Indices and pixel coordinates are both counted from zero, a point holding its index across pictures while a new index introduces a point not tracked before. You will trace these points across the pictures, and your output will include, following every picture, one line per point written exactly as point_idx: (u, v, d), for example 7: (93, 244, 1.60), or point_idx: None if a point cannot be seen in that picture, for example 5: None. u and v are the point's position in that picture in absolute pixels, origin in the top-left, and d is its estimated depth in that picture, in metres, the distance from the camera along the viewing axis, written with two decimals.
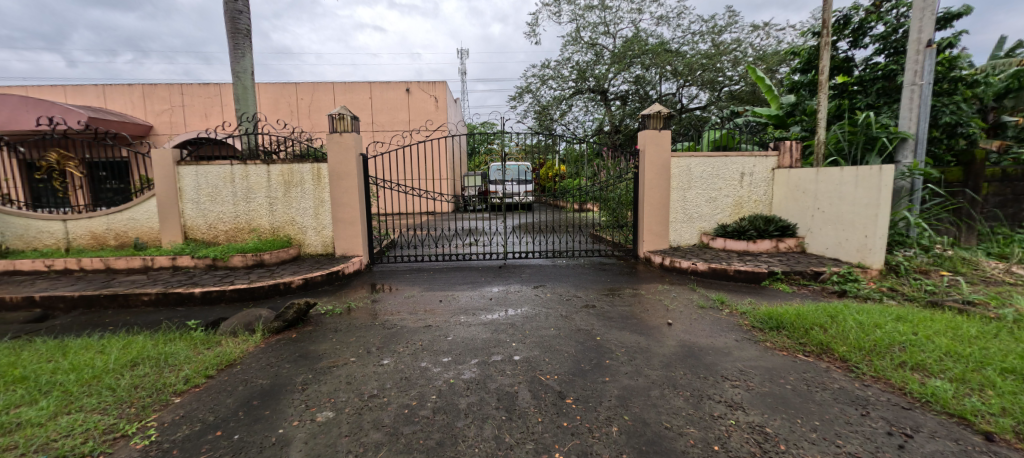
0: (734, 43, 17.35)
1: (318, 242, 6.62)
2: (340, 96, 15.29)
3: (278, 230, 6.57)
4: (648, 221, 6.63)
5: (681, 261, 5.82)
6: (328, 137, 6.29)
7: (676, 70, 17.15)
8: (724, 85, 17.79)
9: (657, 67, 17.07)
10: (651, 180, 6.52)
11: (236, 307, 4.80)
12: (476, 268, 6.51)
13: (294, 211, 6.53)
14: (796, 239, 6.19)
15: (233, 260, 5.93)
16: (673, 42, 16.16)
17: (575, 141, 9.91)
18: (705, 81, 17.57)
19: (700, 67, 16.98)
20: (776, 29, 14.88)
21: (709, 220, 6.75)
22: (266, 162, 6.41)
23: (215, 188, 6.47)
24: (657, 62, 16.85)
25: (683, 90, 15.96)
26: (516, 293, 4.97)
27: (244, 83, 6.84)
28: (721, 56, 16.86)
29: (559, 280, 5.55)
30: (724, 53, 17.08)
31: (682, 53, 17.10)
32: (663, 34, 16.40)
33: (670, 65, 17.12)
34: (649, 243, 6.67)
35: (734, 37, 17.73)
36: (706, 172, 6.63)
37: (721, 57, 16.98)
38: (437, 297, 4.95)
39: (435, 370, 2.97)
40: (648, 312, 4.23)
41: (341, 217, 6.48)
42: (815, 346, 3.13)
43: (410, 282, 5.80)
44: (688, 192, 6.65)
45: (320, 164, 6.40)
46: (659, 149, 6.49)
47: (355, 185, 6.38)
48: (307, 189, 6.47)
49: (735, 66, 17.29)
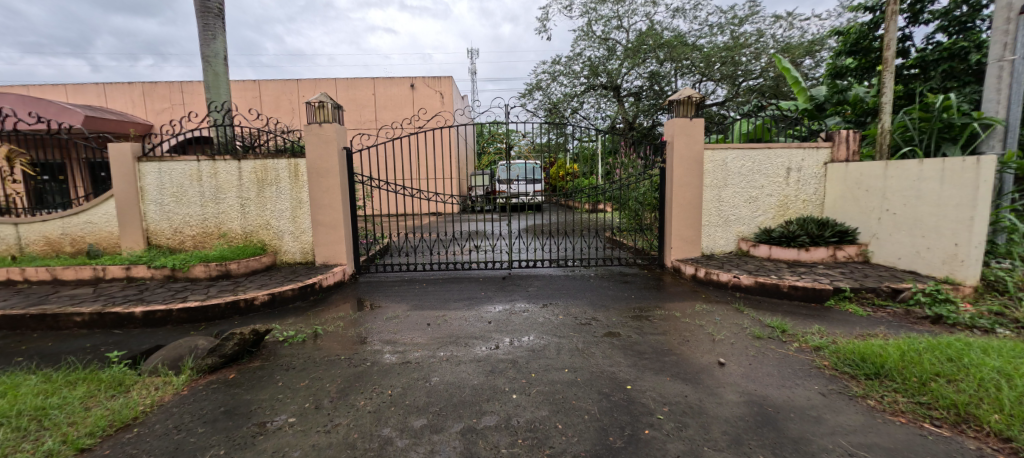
0: (756, 35, 16.19)
1: (297, 248, 5.78)
2: (342, 93, 14.59)
3: (251, 235, 5.74)
4: (676, 225, 5.66)
5: (719, 274, 4.85)
6: (308, 129, 5.47)
7: (694, 63, 16.06)
8: (745, 79, 16.62)
9: (674, 61, 16.04)
10: (681, 176, 5.57)
11: (182, 331, 3.96)
12: (476, 279, 5.59)
13: (269, 213, 5.71)
14: (857, 247, 5.18)
15: (195, 270, 5.10)
16: (691, 34, 15.13)
17: (587, 137, 8.99)
18: (724, 75, 16.43)
19: (719, 60, 15.87)
20: (803, 19, 13.71)
21: (749, 224, 5.76)
22: (237, 157, 5.61)
23: (180, 188, 5.69)
24: (673, 55, 15.82)
25: (702, 85, 14.90)
26: (522, 316, 4.05)
27: (216, 68, 6.05)
28: (742, 49, 15.75)
29: (573, 296, 4.61)
30: (745, 45, 15.94)
31: (700, 46, 16.02)
32: (679, 25, 15.35)
33: (687, 59, 16.05)
34: (678, 250, 5.70)
35: (757, 29, 16.60)
36: (745, 167, 5.66)
37: (742, 49, 15.84)
38: (423, 320, 4.05)
39: (401, 444, 2.09)
40: (689, 345, 3.28)
41: (321, 220, 5.63)
42: (947, 411, 2.21)
43: (397, 297, 4.92)
44: (724, 190, 5.68)
45: (299, 160, 5.58)
46: (690, 141, 5.53)
47: (336, 183, 5.54)
48: (284, 189, 5.65)
49: (757, 58, 16.13)
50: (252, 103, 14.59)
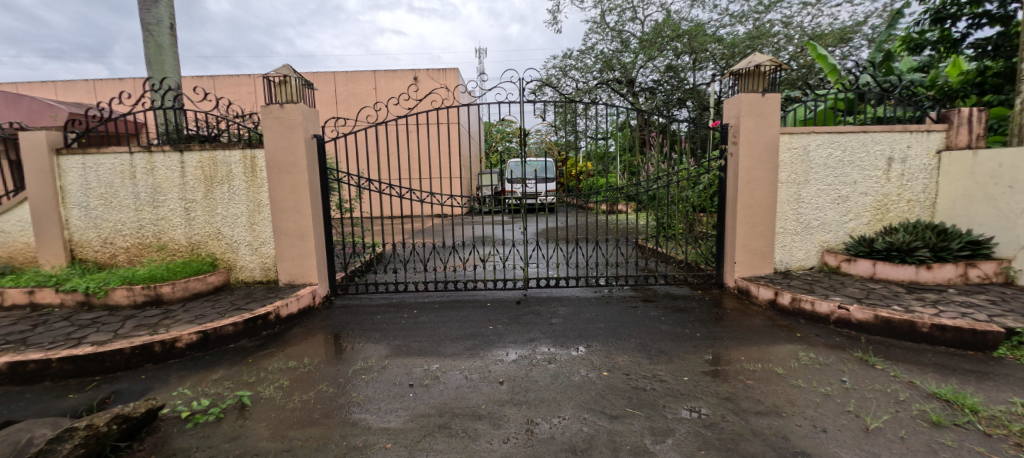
0: (782, 24, 14.75)
1: (255, 264, 4.53)
2: (340, 88, 13.48)
3: (198, 247, 4.52)
4: (743, 234, 4.34)
5: (814, 303, 3.55)
6: (266, 112, 4.25)
7: (716, 55, 14.66)
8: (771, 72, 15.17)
9: (695, 53, 14.62)
10: (748, 168, 4.25)
11: (59, 394, 2.75)
12: (483, 305, 4.30)
13: (220, 219, 4.48)
14: (995, 263, 3.85)
15: (115, 296, 3.89)
16: (714, 22, 13.74)
17: (602, 136, 7.68)
18: None
19: (744, 51, 14.44)
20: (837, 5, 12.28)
21: (836, 232, 4.45)
22: (179, 149, 4.41)
23: (109, 188, 4.51)
24: (693, 47, 14.42)
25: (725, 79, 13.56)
26: (547, 373, 2.76)
27: (159, 39, 4.86)
28: (769, 38, 14.33)
29: (616, 336, 3.32)
30: (771, 35, 14.52)
31: (722, 37, 14.65)
32: (700, 13, 13.98)
33: (709, 51, 14.64)
34: (747, 265, 4.38)
35: (784, 18, 15.20)
36: (831, 158, 4.35)
37: (769, 39, 14.40)
38: (404, 377, 2.78)
39: None
40: (831, 442, 1.99)
41: (284, 228, 4.39)
42: None
43: (377, 333, 3.66)
44: (805, 187, 4.36)
45: (256, 151, 4.36)
46: (761, 122, 4.22)
47: (303, 180, 4.31)
48: (237, 188, 4.42)
49: (784, 50, 14.70)
50: (245, 98, 13.52)
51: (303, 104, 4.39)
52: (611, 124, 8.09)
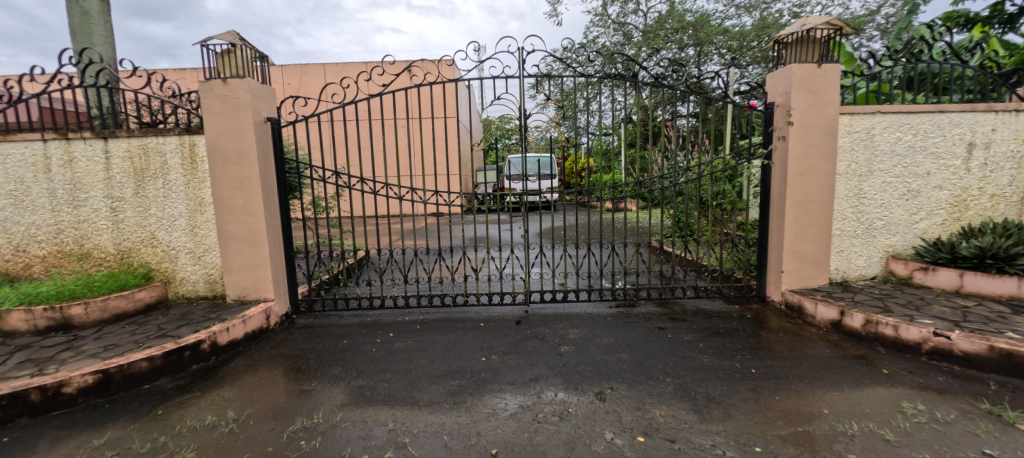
0: (790, 15, 13.95)
1: (198, 275, 3.73)
2: (328, 81, 12.68)
3: (128, 255, 3.72)
4: (793, 237, 3.54)
5: (899, 327, 2.77)
6: (206, 89, 3.44)
7: (722, 48, 13.84)
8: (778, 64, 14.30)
9: (700, 45, 13.80)
10: (801, 157, 3.46)
11: None
12: (475, 326, 3.50)
13: (155, 222, 3.68)
14: None
15: (10, 319, 3.08)
16: (721, 11, 12.91)
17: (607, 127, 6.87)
18: (756, 60, 14.09)
19: (751, 43, 13.63)
20: None
21: (904, 234, 3.66)
22: (103, 136, 3.59)
23: (19, 184, 3.68)
24: (698, 39, 13.59)
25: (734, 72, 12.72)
26: (558, 437, 1.97)
27: (84, 5, 4.04)
28: (779, 28, 13.49)
29: (647, 375, 2.52)
30: (779, 26, 13.69)
31: (728, 29, 13.84)
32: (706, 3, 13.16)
33: (715, 44, 13.82)
34: (797, 275, 3.58)
35: (794, 8, 14.33)
36: (900, 143, 3.57)
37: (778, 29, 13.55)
38: (358, 444, 1.98)
39: None
40: None
41: (229, 232, 3.59)
42: None
43: (336, 368, 2.85)
44: (867, 180, 3.58)
45: (196, 137, 3.56)
46: (817, 99, 3.41)
47: (252, 173, 3.50)
48: (175, 182, 3.62)
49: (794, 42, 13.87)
50: None
51: (254, 79, 3.58)
52: (615, 117, 7.29)
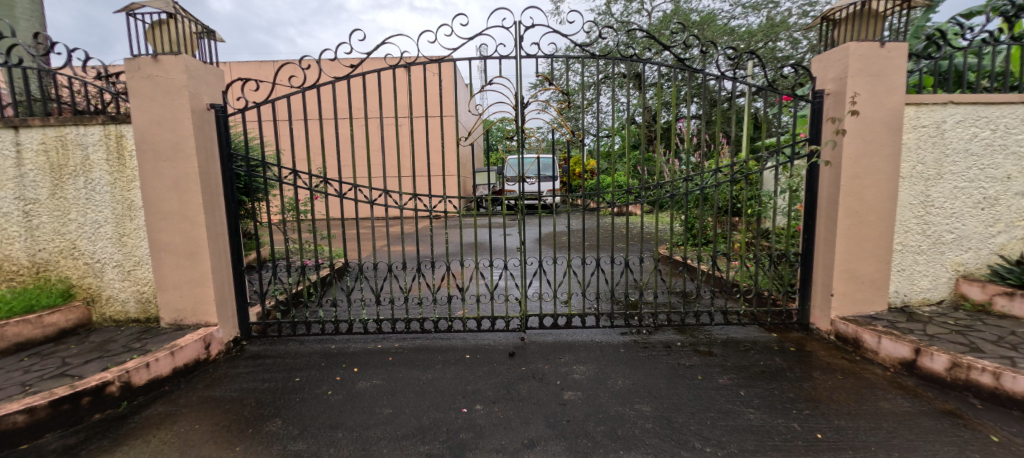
0: (801, 14, 13.30)
1: (128, 293, 3.11)
2: None
3: (44, 269, 3.09)
4: (846, 254, 2.92)
5: (1000, 375, 2.14)
6: (133, 69, 2.81)
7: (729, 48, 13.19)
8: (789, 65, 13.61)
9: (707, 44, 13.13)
10: (858, 155, 2.83)
11: None
12: (460, 358, 2.88)
13: (76, 229, 3.06)
14: None
15: None
16: (729, 8, 12.27)
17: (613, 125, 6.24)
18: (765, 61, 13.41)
19: (759, 43, 12.96)
20: None
21: (978, 250, 3.03)
22: (12, 124, 2.97)
23: None
24: (705, 37, 12.92)
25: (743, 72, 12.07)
26: None
27: None
28: (789, 28, 12.82)
29: (679, 443, 1.90)
30: (789, 25, 13.04)
31: (736, 27, 13.18)
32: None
33: (722, 43, 13.17)
34: (850, 299, 2.96)
35: (804, 6, 13.68)
36: (976, 141, 2.94)
37: (788, 28, 12.89)
38: None
39: None
40: None
41: (163, 242, 2.96)
42: None
43: (275, 420, 2.23)
44: (935, 184, 2.95)
45: (124, 127, 2.94)
46: (879, 85, 2.79)
47: (189, 171, 2.88)
48: (99, 181, 3.00)
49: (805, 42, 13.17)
50: None
51: (195, 57, 2.96)
52: None
